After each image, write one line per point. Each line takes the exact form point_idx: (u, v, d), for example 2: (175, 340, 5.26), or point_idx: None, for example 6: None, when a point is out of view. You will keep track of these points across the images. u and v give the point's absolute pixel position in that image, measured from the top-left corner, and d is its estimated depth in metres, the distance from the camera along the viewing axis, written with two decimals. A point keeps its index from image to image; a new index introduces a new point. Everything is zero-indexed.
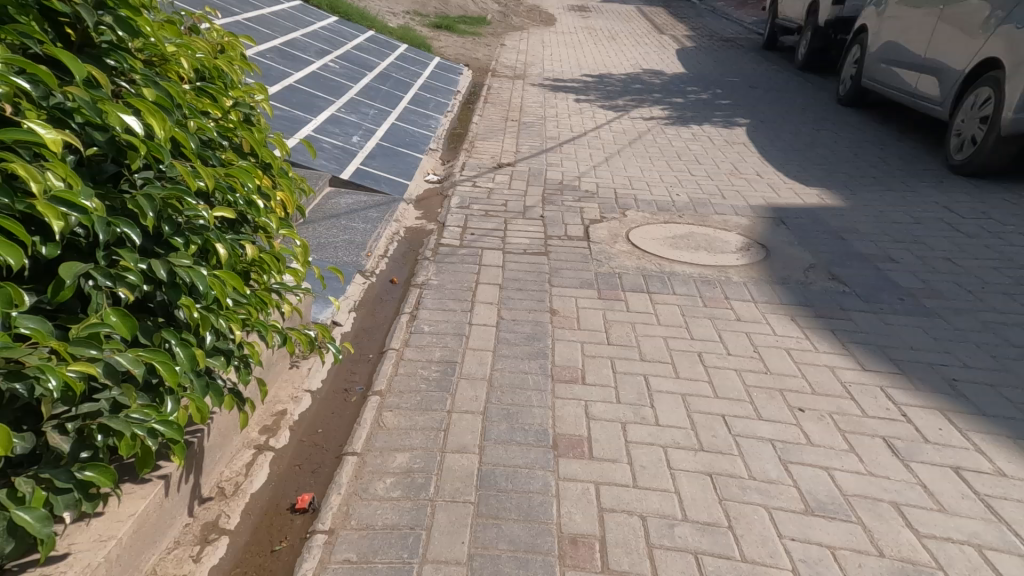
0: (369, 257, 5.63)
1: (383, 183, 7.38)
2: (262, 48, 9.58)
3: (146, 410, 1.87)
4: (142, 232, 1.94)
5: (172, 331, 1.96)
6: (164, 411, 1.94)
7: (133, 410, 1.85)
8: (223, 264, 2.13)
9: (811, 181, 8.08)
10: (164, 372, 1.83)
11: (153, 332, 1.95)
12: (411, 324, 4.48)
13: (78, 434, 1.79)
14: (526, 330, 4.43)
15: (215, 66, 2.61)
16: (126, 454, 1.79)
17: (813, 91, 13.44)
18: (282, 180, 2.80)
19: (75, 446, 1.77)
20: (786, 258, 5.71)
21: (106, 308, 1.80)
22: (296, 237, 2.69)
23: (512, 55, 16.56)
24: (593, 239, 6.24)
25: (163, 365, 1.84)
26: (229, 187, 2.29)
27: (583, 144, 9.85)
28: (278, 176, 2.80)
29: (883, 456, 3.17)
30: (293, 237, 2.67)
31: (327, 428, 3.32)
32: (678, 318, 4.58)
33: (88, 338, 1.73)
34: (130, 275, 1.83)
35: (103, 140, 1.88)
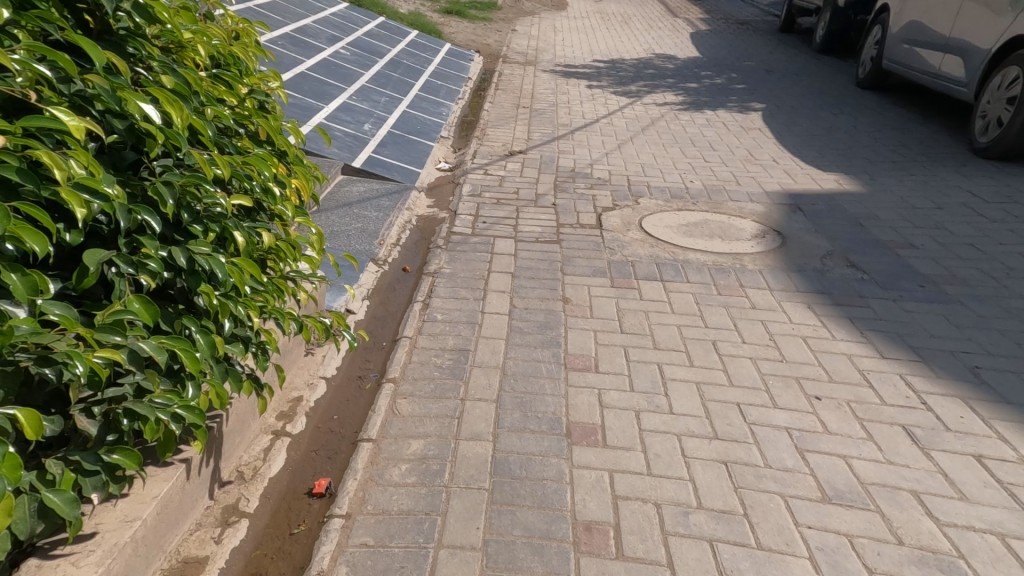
0: (381, 245, 5.65)
1: (396, 171, 7.38)
2: (273, 34, 9.58)
3: (169, 396, 1.90)
4: (162, 220, 1.95)
5: (192, 317, 1.97)
6: (186, 397, 1.97)
7: (156, 396, 1.88)
8: (241, 252, 2.13)
9: (828, 167, 7.93)
10: (186, 358, 1.86)
11: (174, 319, 1.97)
12: (424, 312, 4.50)
13: (104, 418, 1.82)
14: (539, 319, 4.42)
15: (230, 53, 2.61)
16: (150, 439, 1.84)
17: (830, 74, 13.15)
18: (298, 167, 2.80)
19: (102, 429, 1.81)
20: (802, 245, 5.63)
21: (128, 295, 1.81)
22: (312, 225, 2.69)
23: (523, 40, 16.41)
24: (605, 227, 6.20)
25: (185, 352, 1.86)
26: (247, 175, 2.29)
27: (595, 131, 9.76)
28: (294, 164, 2.80)
29: (903, 443, 3.13)
30: (309, 226, 2.67)
31: (342, 415, 3.35)
32: (692, 306, 4.55)
33: (114, 324, 1.76)
34: (151, 262, 1.85)
35: (123, 129, 1.89)
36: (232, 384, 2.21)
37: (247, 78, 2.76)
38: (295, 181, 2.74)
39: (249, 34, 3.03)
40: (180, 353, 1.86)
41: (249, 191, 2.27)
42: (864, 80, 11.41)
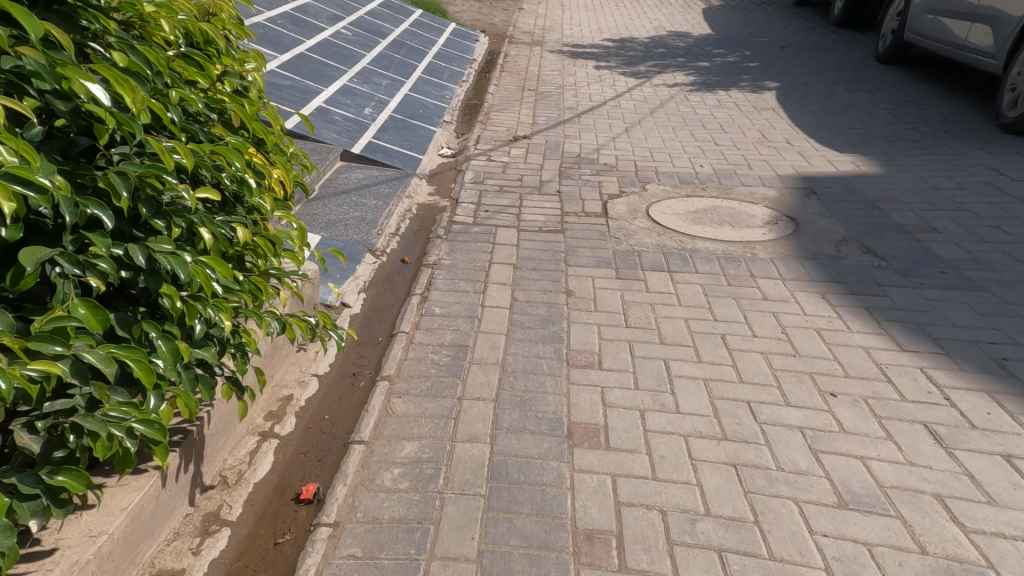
0: (380, 235, 5.47)
1: (396, 158, 7.19)
2: (272, 14, 9.37)
3: (125, 408, 1.77)
4: (116, 214, 1.79)
5: (153, 322, 1.84)
6: (146, 408, 1.83)
7: (110, 409, 1.76)
8: (210, 250, 1.98)
9: (845, 148, 7.63)
10: (138, 370, 1.72)
11: (132, 323, 1.83)
12: (422, 306, 4.35)
13: (49, 434, 1.71)
14: (541, 313, 4.27)
15: (201, 30, 2.43)
16: (102, 456, 1.70)
17: (848, 49, 12.67)
18: (277, 157, 2.64)
19: (47, 446, 1.70)
20: (816, 231, 5.41)
21: (72, 300, 1.68)
22: (293, 220, 2.53)
23: (530, 20, 16.00)
24: (611, 215, 6.00)
25: (137, 363, 1.72)
26: (216, 166, 2.13)
27: (602, 114, 9.49)
28: (273, 153, 2.65)
29: (924, 443, 2.94)
30: (290, 220, 2.51)
31: (334, 414, 3.22)
32: (700, 298, 4.38)
33: (52, 333, 1.61)
34: (102, 262, 1.70)
35: (67, 111, 1.72)
36: (204, 391, 2.08)
37: (222, 59, 2.60)
38: (275, 171, 2.58)
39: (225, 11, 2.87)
40: (133, 366, 1.72)
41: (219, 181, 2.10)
42: (886, 54, 10.98)
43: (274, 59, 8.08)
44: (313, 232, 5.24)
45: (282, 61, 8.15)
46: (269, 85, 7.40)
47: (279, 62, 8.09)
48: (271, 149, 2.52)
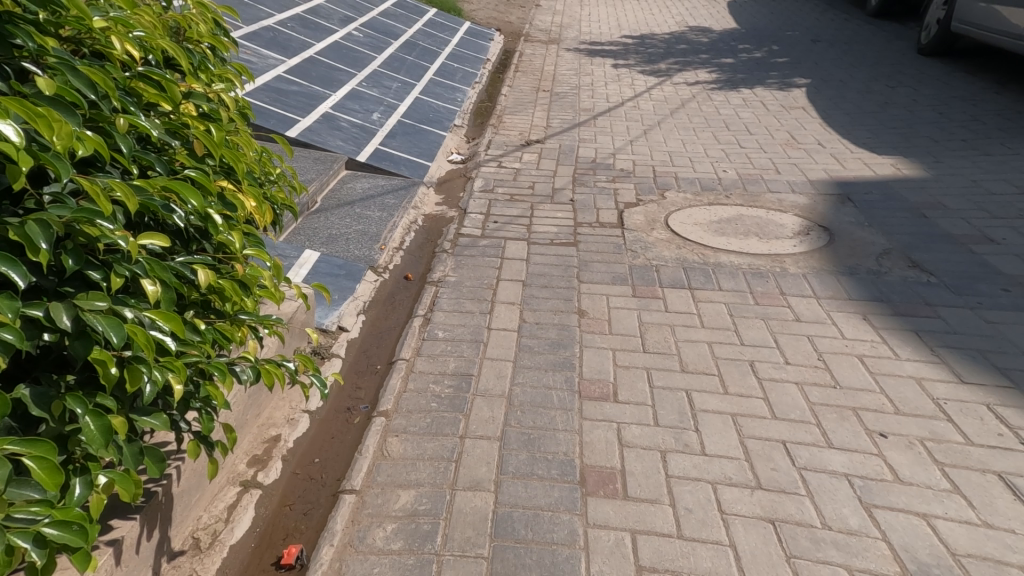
0: (382, 249, 5.16)
1: (403, 166, 6.91)
2: (282, 16, 9.26)
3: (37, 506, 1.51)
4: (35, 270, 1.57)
5: (77, 397, 1.58)
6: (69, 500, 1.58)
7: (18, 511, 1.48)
8: (157, 304, 1.75)
9: (881, 150, 7.20)
10: (39, 469, 1.49)
11: (51, 400, 1.58)
12: (424, 329, 4.08)
13: None
14: (551, 336, 4.03)
15: (162, 46, 2.19)
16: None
17: (880, 42, 12.16)
18: (250, 187, 2.41)
19: None
20: (851, 243, 5.06)
21: None
22: (267, 258, 2.30)
23: (545, 17, 15.71)
24: (627, 226, 5.73)
25: (38, 460, 1.49)
26: (168, 204, 1.90)
27: (619, 115, 9.16)
28: (245, 182, 2.41)
29: (1002, 499, 2.57)
30: (264, 258, 2.27)
31: (325, 458, 2.97)
32: (724, 319, 4.12)
33: None
34: (5, 333, 1.43)
35: None
36: (151, 465, 1.81)
37: (189, 78, 2.36)
38: (249, 201, 2.35)
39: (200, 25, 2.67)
40: (34, 466, 1.49)
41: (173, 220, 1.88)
42: (931, 46, 10.55)
43: (282, 64, 7.92)
44: (313, 247, 4.96)
45: (291, 66, 7.98)
46: (275, 91, 7.21)
47: (288, 67, 7.92)
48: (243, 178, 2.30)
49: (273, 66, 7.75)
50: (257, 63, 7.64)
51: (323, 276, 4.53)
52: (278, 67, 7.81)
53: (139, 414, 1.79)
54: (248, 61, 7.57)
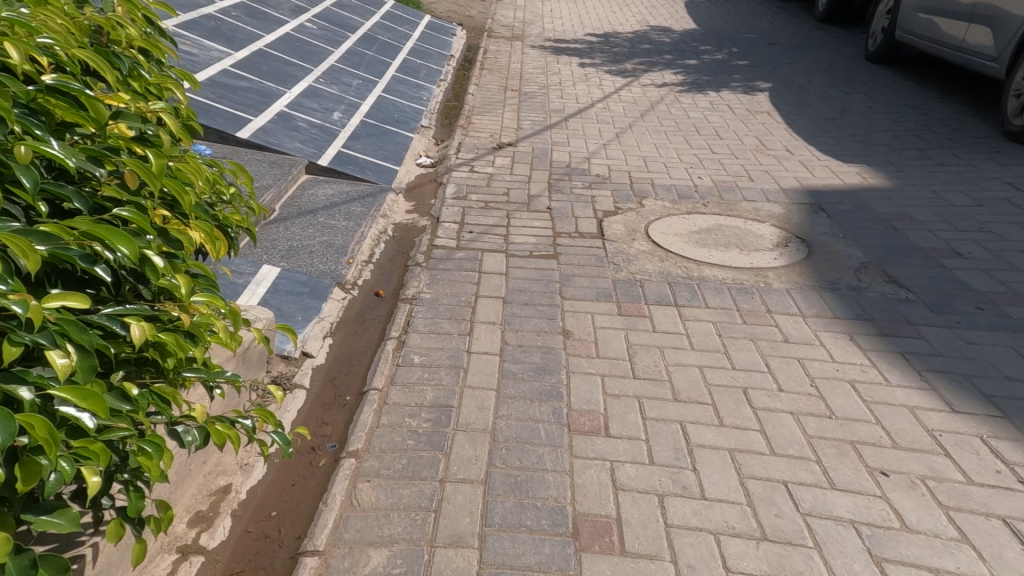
0: (350, 263, 4.81)
1: (369, 170, 6.54)
2: (226, 5, 8.80)
3: None
4: None
5: None
6: None
7: None
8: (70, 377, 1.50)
9: (847, 158, 7.22)
10: None
11: None
12: (398, 354, 3.78)
13: None
14: (536, 360, 3.82)
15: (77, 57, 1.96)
16: None
17: (839, 46, 12.35)
18: (195, 219, 2.15)
19: None
20: (830, 256, 4.99)
21: None
22: (221, 304, 2.02)
23: (509, 12, 15.43)
24: (608, 236, 5.54)
25: None
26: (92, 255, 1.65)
27: (590, 117, 8.97)
28: (189, 213, 2.15)
29: (1009, 547, 2.49)
30: (217, 303, 2.00)
31: (283, 512, 2.69)
32: (713, 340, 3.98)
33: None
34: None
35: None
36: None
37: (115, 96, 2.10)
38: (194, 234, 2.09)
39: (127, 32, 2.39)
40: None
41: (98, 270, 1.64)
42: (878, 53, 10.72)
43: (228, 57, 7.46)
44: (272, 262, 4.57)
45: (238, 59, 7.53)
46: (222, 87, 6.76)
47: (235, 61, 7.46)
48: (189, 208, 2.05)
49: (218, 59, 7.29)
50: (200, 55, 7.17)
51: (282, 292, 4.16)
52: (224, 60, 7.35)
53: (35, 515, 1.51)
54: (190, 54, 7.10)
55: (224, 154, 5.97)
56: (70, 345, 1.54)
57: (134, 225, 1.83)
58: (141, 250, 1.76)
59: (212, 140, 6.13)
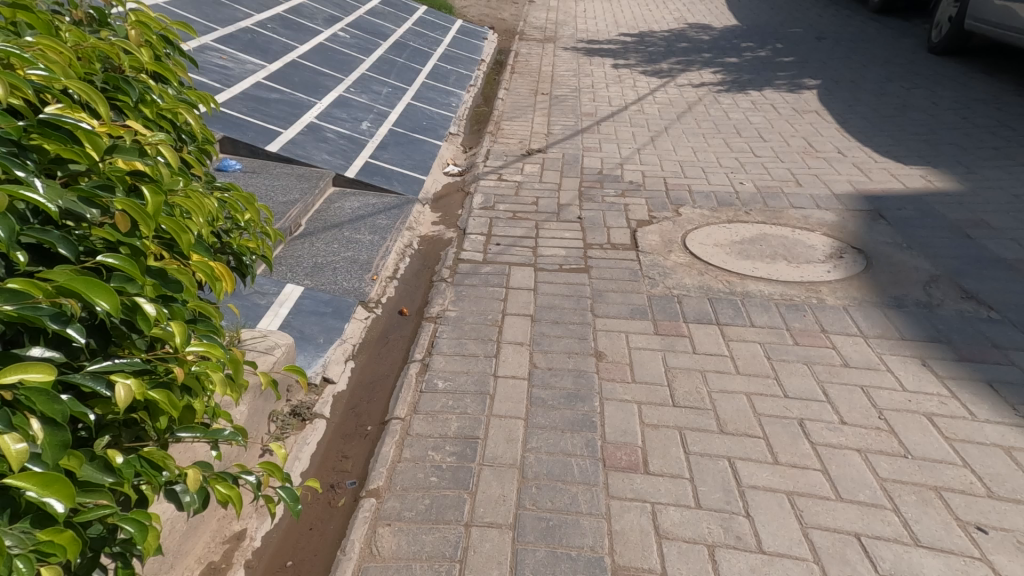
0: (374, 280, 4.66)
1: (396, 181, 6.40)
2: (263, 17, 8.93)
3: None
4: None
5: None
6: None
7: None
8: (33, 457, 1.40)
9: (908, 160, 6.97)
10: None
11: None
12: (421, 379, 3.60)
13: None
14: (567, 386, 3.58)
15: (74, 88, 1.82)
16: None
17: (892, 41, 11.81)
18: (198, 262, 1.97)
19: None
20: (893, 270, 4.67)
21: None
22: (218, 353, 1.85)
23: (541, 14, 15.28)
24: (642, 248, 5.26)
25: None
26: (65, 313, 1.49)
27: (623, 120, 8.68)
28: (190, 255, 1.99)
29: None
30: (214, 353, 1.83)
31: (299, 561, 2.52)
32: (762, 364, 3.67)
33: None
34: None
35: None
36: None
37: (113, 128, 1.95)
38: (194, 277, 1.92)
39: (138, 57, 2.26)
40: None
41: (70, 330, 1.50)
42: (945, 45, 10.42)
43: (262, 69, 7.48)
44: (296, 280, 4.45)
45: (271, 71, 7.54)
46: (254, 100, 6.77)
47: (268, 73, 7.48)
48: (189, 247, 1.91)
49: (252, 72, 7.31)
50: (234, 69, 7.20)
51: (306, 313, 4.01)
52: (257, 72, 7.36)
53: None
54: (224, 67, 7.13)
55: (253, 168, 5.92)
56: (36, 420, 1.42)
57: (122, 274, 1.67)
58: (126, 301, 1.63)
59: (241, 154, 6.10)
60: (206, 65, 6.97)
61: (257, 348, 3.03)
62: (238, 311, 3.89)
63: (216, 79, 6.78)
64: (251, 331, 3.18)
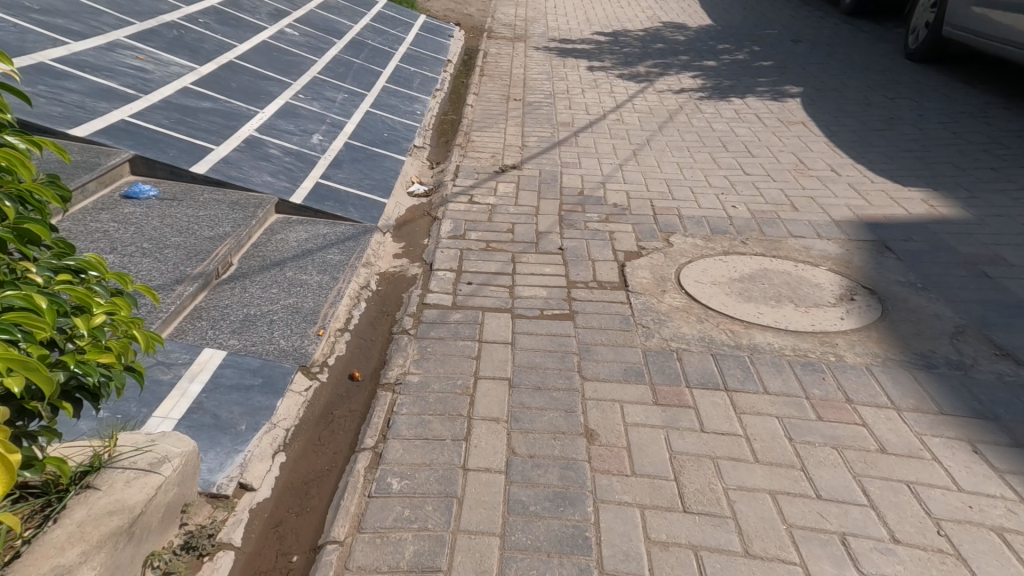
0: (321, 335, 3.91)
1: (351, 206, 5.61)
2: (193, 11, 8.03)
3: None
4: None
5: None
6: None
7: None
8: None
9: (906, 180, 6.59)
10: None
11: None
12: (371, 478, 2.93)
13: None
14: (553, 484, 2.92)
15: None
16: None
17: (872, 46, 11.57)
18: None
19: None
20: (914, 318, 4.18)
21: None
22: None
23: (510, 10, 14.60)
24: (632, 287, 4.63)
25: None
26: None
27: (601, 131, 8.07)
28: None
29: None
30: None
31: None
32: (784, 448, 3.06)
33: None
34: None
35: None
36: None
37: None
38: None
39: None
40: None
41: None
42: (920, 52, 10.28)
43: (190, 72, 6.62)
44: (218, 341, 3.68)
45: (202, 75, 6.68)
46: (181, 111, 5.91)
47: (198, 77, 6.61)
48: None
49: (177, 76, 6.45)
50: (155, 71, 6.35)
51: (224, 389, 3.31)
52: (185, 76, 6.50)
53: None
54: (143, 70, 6.27)
55: (175, 194, 5.11)
56: None
57: None
58: None
59: (160, 177, 5.28)
60: (119, 69, 6.11)
61: (138, 464, 2.28)
62: (131, 392, 3.15)
63: (130, 85, 5.94)
64: (134, 436, 2.43)
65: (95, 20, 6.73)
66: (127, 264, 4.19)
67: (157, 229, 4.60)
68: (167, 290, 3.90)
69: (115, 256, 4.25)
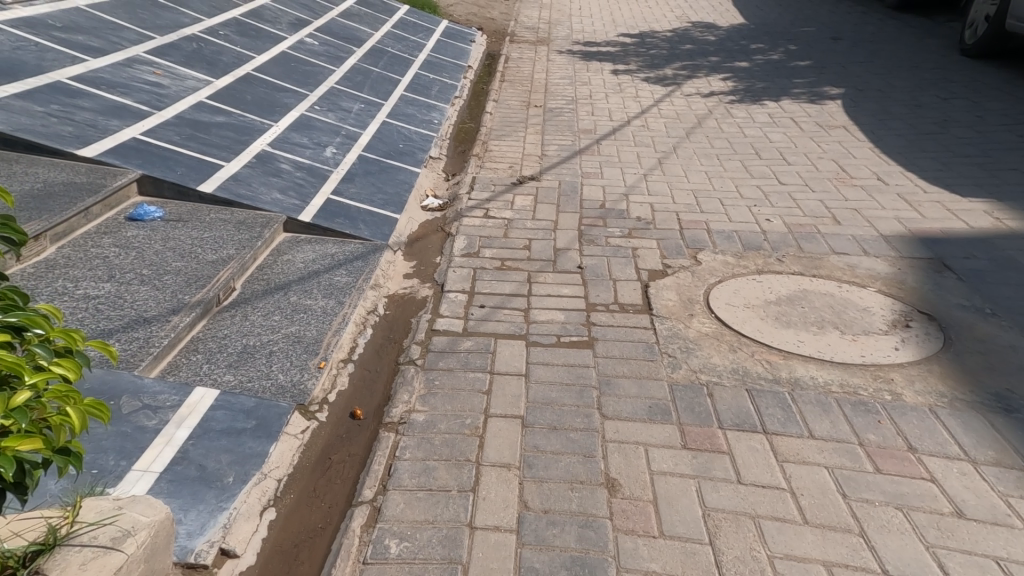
0: (322, 367, 3.65)
1: (361, 223, 5.37)
2: (213, 22, 7.97)
3: None
4: None
5: None
6: None
7: None
8: None
9: (962, 189, 6.05)
10: None
11: None
12: (366, 539, 2.65)
13: None
14: (570, 547, 2.58)
15: None
16: None
17: (917, 42, 10.91)
18: None
19: None
20: (982, 350, 3.72)
21: None
22: None
23: (533, 13, 14.32)
24: (657, 311, 4.26)
25: None
26: None
27: (626, 139, 7.70)
28: None
29: None
30: None
31: None
32: (837, 509, 2.68)
33: None
34: None
35: None
36: None
37: None
38: None
39: None
40: None
41: None
42: (977, 47, 9.67)
43: (205, 86, 6.50)
44: (214, 376, 3.45)
45: (217, 88, 6.55)
46: (192, 126, 5.77)
47: (213, 90, 6.49)
48: None
49: (192, 90, 6.34)
50: (170, 86, 6.25)
51: (213, 434, 3.05)
52: (200, 90, 6.39)
53: None
54: (158, 85, 6.16)
55: (180, 215, 4.94)
56: None
57: None
58: None
59: (167, 196, 5.12)
60: (134, 84, 6.01)
61: (98, 541, 1.98)
62: (113, 438, 2.92)
63: (144, 101, 5.82)
64: (97, 506, 2.15)
65: (115, 34, 6.68)
66: (124, 291, 4.00)
67: (158, 253, 4.42)
68: (165, 320, 3.70)
69: (113, 283, 4.06)
